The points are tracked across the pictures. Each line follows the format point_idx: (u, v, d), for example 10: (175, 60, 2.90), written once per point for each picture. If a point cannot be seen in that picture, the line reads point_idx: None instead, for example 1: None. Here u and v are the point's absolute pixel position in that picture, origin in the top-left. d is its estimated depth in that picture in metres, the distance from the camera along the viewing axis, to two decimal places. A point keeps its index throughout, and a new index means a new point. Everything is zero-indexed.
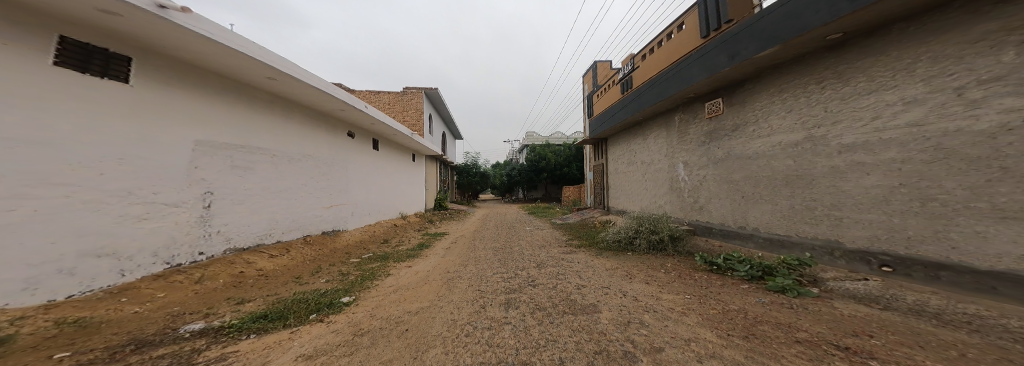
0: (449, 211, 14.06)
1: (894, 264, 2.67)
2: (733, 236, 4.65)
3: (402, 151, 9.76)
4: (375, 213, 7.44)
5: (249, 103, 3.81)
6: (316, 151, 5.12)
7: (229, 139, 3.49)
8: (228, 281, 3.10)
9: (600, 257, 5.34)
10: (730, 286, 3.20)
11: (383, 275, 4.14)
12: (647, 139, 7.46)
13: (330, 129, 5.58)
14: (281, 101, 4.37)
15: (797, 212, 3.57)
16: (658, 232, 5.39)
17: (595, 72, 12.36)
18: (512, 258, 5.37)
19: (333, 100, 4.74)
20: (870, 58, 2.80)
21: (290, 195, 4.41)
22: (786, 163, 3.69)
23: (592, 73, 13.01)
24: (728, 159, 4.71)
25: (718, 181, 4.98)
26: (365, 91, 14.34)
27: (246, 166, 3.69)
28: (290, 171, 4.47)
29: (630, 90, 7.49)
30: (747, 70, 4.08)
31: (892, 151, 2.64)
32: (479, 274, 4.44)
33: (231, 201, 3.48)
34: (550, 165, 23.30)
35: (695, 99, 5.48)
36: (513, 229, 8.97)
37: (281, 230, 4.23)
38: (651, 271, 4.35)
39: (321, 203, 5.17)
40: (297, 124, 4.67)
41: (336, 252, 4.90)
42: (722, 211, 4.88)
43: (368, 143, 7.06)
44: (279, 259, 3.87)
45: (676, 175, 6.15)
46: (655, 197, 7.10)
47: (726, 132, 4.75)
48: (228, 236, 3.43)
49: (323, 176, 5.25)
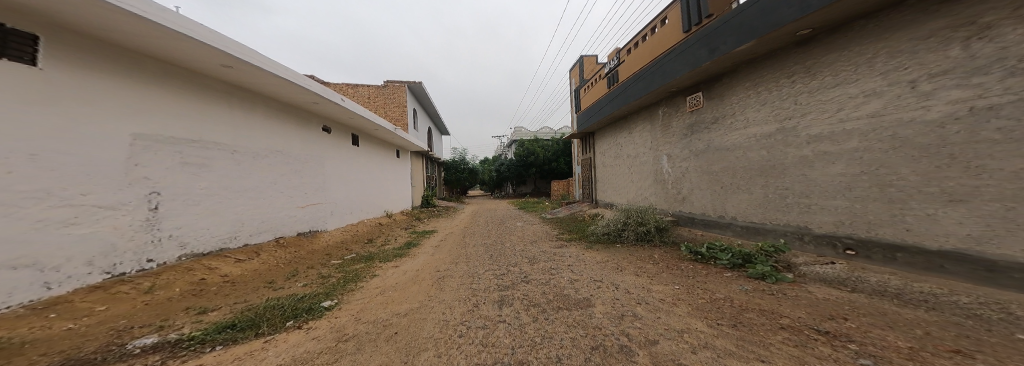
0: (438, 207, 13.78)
1: (857, 247, 2.88)
2: (714, 226, 4.89)
3: (385, 147, 9.38)
4: (358, 212, 7.08)
5: (201, 92, 3.43)
6: (287, 147, 4.74)
7: (177, 133, 3.12)
8: (188, 289, 2.76)
9: (592, 250, 5.42)
10: (716, 274, 3.34)
11: (369, 276, 3.90)
12: (632, 133, 7.68)
13: (302, 122, 5.20)
14: (241, 92, 3.98)
15: (771, 201, 3.80)
16: (645, 224, 5.56)
17: (582, 67, 12.55)
18: (504, 254, 5.30)
19: (303, 91, 4.39)
20: (835, 53, 3.02)
21: (257, 194, 4.04)
22: (761, 153, 3.91)
23: (578, 68, 13.16)
24: (709, 151, 4.94)
25: (699, 173, 5.20)
26: (342, 84, 13.63)
27: (200, 162, 3.32)
28: (256, 168, 4.09)
29: (615, 85, 7.67)
30: (725, 64, 4.29)
31: (854, 141, 2.85)
32: (472, 272, 4.32)
33: (183, 201, 3.11)
34: (538, 160, 23.45)
35: (677, 93, 5.71)
36: (503, 225, 8.90)
37: (249, 232, 3.87)
38: (641, 262, 4.46)
39: (295, 202, 4.80)
40: (261, 116, 4.28)
41: (315, 254, 4.56)
42: (704, 201, 5.11)
43: (346, 138, 6.67)
44: (248, 264, 3.53)
45: (661, 167, 6.38)
46: (640, 190, 7.33)
47: (706, 124, 4.99)
48: (183, 241, 3.07)
49: (296, 173, 4.87)
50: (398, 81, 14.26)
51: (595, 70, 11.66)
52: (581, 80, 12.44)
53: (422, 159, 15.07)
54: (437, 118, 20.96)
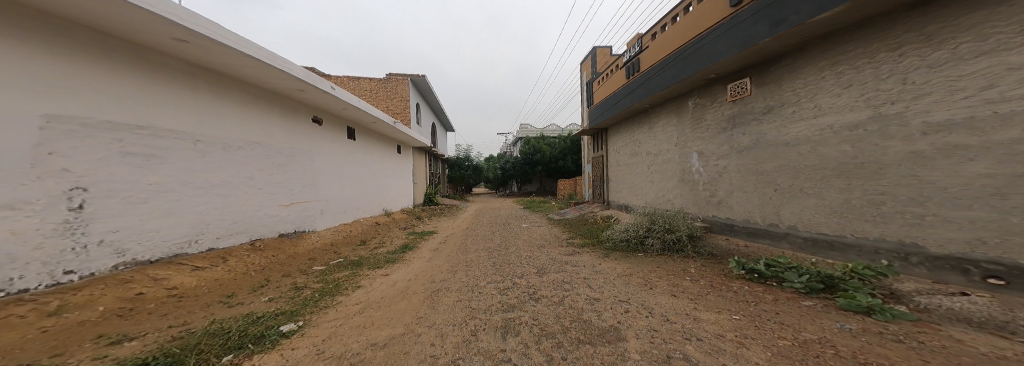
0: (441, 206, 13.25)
1: (1009, 276, 2.08)
2: (763, 235, 4.08)
3: (385, 142, 8.84)
4: (352, 211, 6.53)
5: (155, 69, 2.84)
6: (268, 138, 4.18)
7: (119, 117, 2.53)
8: (113, 310, 2.19)
9: (608, 260, 4.67)
10: (787, 301, 2.53)
11: (350, 288, 3.29)
12: (653, 128, 6.85)
13: (287, 111, 4.63)
14: (208, 73, 3.39)
15: (854, 208, 2.99)
16: (675, 231, 4.78)
17: (596, 58, 11.63)
18: (508, 261, 4.62)
19: (285, 77, 3.82)
20: (984, 9, 2.17)
21: (225, 191, 3.47)
22: (841, 149, 3.08)
23: (591, 59, 12.23)
24: (759, 147, 4.10)
25: (742, 173, 4.39)
26: (343, 76, 13.08)
27: (150, 151, 2.74)
28: (227, 161, 3.53)
29: (636, 75, 6.81)
30: (789, 42, 3.44)
31: (1014, 130, 2.03)
32: (470, 283, 3.68)
33: (124, 200, 2.54)
34: (546, 158, 22.77)
35: (714, 81, 4.89)
36: (510, 226, 8.23)
37: (213, 236, 3.31)
38: (676, 281, 3.71)
39: (278, 200, 4.26)
40: (234, 104, 3.70)
41: (296, 258, 4.00)
42: (749, 206, 4.31)
43: (339, 131, 6.11)
44: (207, 273, 2.98)
45: (688, 165, 5.55)
46: (663, 190, 6.51)
47: (755, 115, 4.14)
48: (121, 247, 2.50)
49: (279, 167, 4.31)
50: (401, 73, 13.66)
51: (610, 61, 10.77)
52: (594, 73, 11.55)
53: (426, 155, 14.50)
54: (442, 113, 20.39)
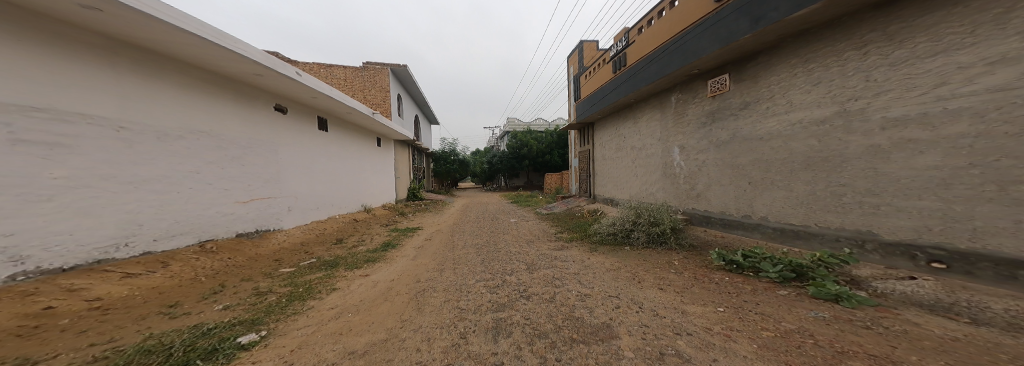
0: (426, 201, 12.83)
1: (949, 260, 2.30)
2: (737, 227, 4.31)
3: (363, 134, 8.32)
4: (326, 207, 6.05)
5: (66, 40, 2.34)
6: (219, 127, 3.68)
7: (9, 97, 2.03)
8: (10, 329, 1.75)
9: (597, 254, 4.69)
10: (764, 292, 2.65)
11: (324, 291, 2.97)
12: (637, 123, 7.02)
13: (245, 96, 4.12)
14: (138, 50, 2.88)
15: (819, 199, 3.21)
16: (659, 224, 4.90)
17: (582, 53, 11.79)
18: (497, 258, 4.48)
19: (239, 58, 3.36)
20: (940, 12, 2.36)
21: (164, 186, 2.99)
22: (808, 143, 3.29)
23: (577, 54, 12.38)
24: (734, 142, 4.30)
25: (719, 167, 4.59)
26: (313, 63, 12.12)
27: (55, 139, 2.25)
28: (165, 152, 3.04)
29: (623, 69, 6.93)
30: (766, 39, 3.62)
31: (961, 124, 2.24)
32: (459, 282, 3.52)
33: (19, 198, 2.06)
34: (531, 153, 22.57)
35: (694, 78, 5.07)
36: (497, 221, 8.10)
37: (148, 239, 2.84)
38: (661, 274, 3.81)
39: (233, 196, 3.78)
40: (174, 87, 3.19)
41: (259, 260, 3.59)
42: (724, 199, 4.53)
43: (308, 120, 5.60)
44: (143, 280, 2.55)
45: (670, 159, 5.75)
46: (646, 184, 6.73)
47: (732, 111, 4.34)
48: (17, 253, 2.03)
49: (233, 159, 3.83)
50: (380, 62, 12.94)
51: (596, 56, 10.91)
52: (580, 68, 11.62)
53: (408, 150, 13.92)
54: (424, 106, 19.72)
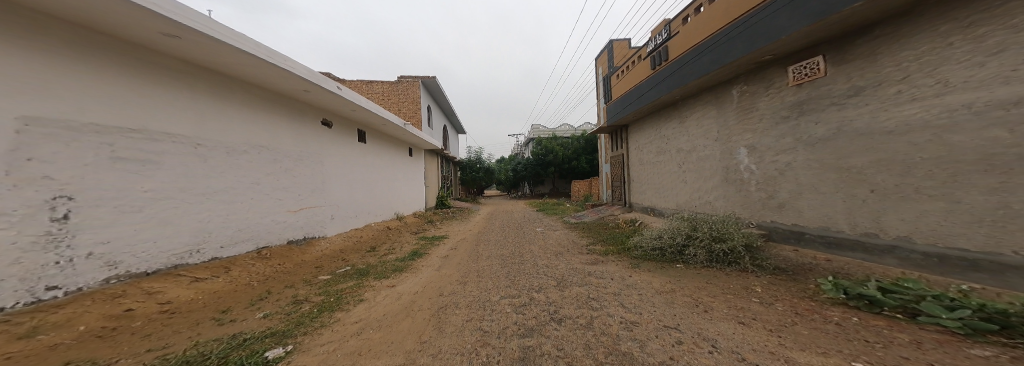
0: (453, 208, 13.18)
1: None
2: (849, 248, 3.65)
3: (396, 145, 8.85)
4: (362, 215, 6.52)
5: (149, 68, 2.69)
6: (275, 142, 4.10)
7: (109, 120, 2.37)
8: (93, 330, 1.98)
9: (641, 272, 4.60)
10: (939, 346, 1.88)
11: (350, 302, 3.21)
12: (705, 121, 6.38)
13: (294, 114, 4.56)
14: (210, 74, 3.26)
15: (1015, 216, 2.43)
16: (727, 240, 4.40)
17: (613, 52, 11.70)
18: (523, 272, 4.81)
19: (288, 76, 3.69)
20: None
21: (230, 197, 3.36)
22: (989, 134, 2.53)
23: (608, 53, 12.10)
24: (841, 137, 3.65)
25: (818, 173, 3.98)
26: (356, 80, 13.20)
27: (145, 156, 2.60)
28: (231, 166, 3.41)
29: (679, 61, 6.36)
30: (895, 4, 2.98)
31: None
32: (479, 295, 3.74)
33: (116, 209, 2.38)
34: (559, 158, 22.22)
35: (781, 64, 4.50)
36: (523, 232, 7.97)
37: (215, 245, 3.18)
38: (738, 303, 3.03)
39: (285, 205, 4.18)
40: (239, 107, 3.59)
41: (304, 266, 3.98)
42: (828, 211, 3.88)
43: (349, 133, 6.09)
44: (207, 284, 2.84)
45: (737, 163, 5.45)
46: (718, 191, 6.07)
47: (836, 99, 3.71)
48: (113, 259, 2.34)
49: (286, 171, 4.24)
50: (412, 76, 13.71)
51: (629, 54, 10.34)
52: (614, 69, 10.90)
53: (438, 158, 14.56)
54: (453, 116, 20.39)
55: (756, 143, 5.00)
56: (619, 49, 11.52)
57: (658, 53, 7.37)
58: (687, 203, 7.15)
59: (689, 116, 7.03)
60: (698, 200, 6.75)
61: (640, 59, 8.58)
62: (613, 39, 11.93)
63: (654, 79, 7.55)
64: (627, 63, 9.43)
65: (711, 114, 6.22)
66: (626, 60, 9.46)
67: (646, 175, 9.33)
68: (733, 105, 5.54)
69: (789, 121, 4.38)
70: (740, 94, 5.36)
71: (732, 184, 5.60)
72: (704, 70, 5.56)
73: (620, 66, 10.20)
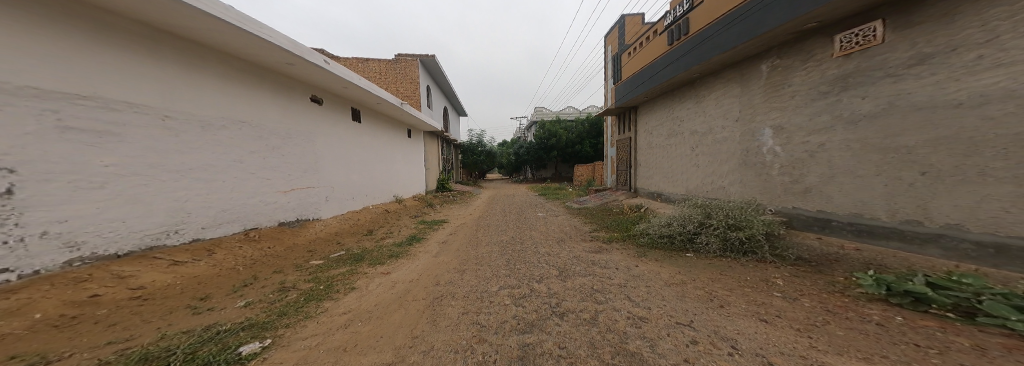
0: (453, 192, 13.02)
1: None
2: (881, 237, 3.41)
3: (394, 126, 8.57)
4: (360, 198, 6.35)
5: (102, 29, 2.40)
6: (259, 117, 3.88)
7: (49, 84, 2.10)
8: (50, 318, 1.79)
9: (647, 261, 4.40)
10: (1010, 355, 1.60)
11: (343, 289, 3.21)
12: (726, 100, 5.98)
13: (280, 89, 4.28)
14: (174, 40, 2.96)
15: None
16: (744, 228, 4.10)
17: (624, 28, 11.04)
18: (524, 260, 4.64)
19: (264, 45, 3.39)
20: None
21: (209, 175, 3.18)
22: None
23: (619, 29, 11.42)
24: (895, 112, 3.33)
25: (858, 155, 3.67)
26: (351, 58, 12.68)
27: (103, 127, 2.37)
28: (208, 142, 3.20)
29: (703, 33, 5.87)
30: None
31: None
32: (477, 286, 3.74)
33: (72, 185, 2.19)
34: (562, 142, 21.79)
35: (825, 33, 4.10)
36: (524, 217, 7.76)
37: (197, 226, 3.04)
38: (757, 297, 2.77)
39: (275, 186, 4.02)
40: (212, 78, 3.32)
41: (295, 249, 3.85)
42: (862, 197, 3.61)
43: (342, 111, 5.81)
44: (186, 268, 2.71)
45: (761, 145, 5.12)
46: (733, 176, 5.75)
47: (893, 69, 3.36)
48: (74, 240, 2.19)
49: (274, 150, 4.05)
50: (411, 54, 13.15)
51: (642, 30, 9.71)
52: (624, 46, 10.29)
53: (438, 141, 14.24)
54: (453, 97, 19.79)
55: (785, 123, 4.65)
56: (629, 25, 10.82)
57: (676, 26, 6.83)
58: (698, 189, 6.84)
59: (706, 95, 6.60)
60: (710, 185, 6.44)
61: (653, 35, 8.00)
62: (624, 15, 11.22)
63: (670, 56, 7.05)
64: (639, 39, 8.84)
65: (732, 93, 5.81)
66: (640, 36, 8.85)
67: (654, 159, 8.95)
68: (761, 82, 5.14)
69: (828, 97, 4.01)
70: (770, 68, 4.95)
71: (752, 168, 5.30)
72: (731, 43, 5.11)
73: (631, 44, 9.60)
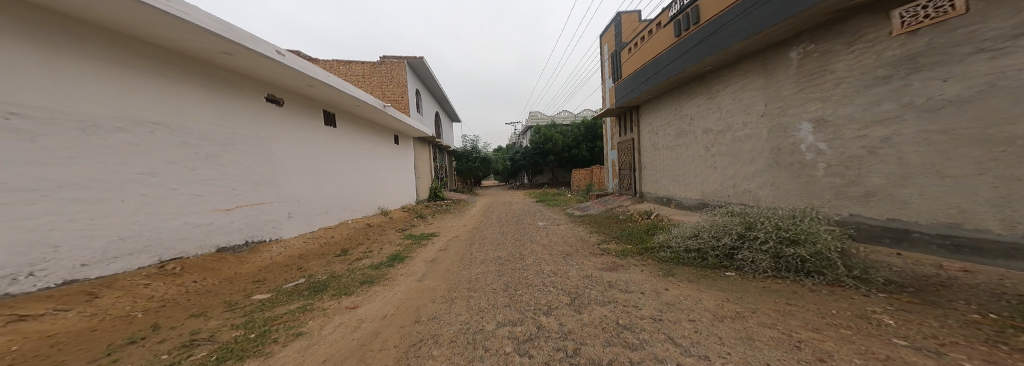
0: (446, 200, 12.25)
1: None
2: (994, 255, 2.56)
3: (378, 130, 7.89)
4: (331, 213, 5.68)
5: None
6: (181, 117, 3.28)
7: None
8: None
9: (678, 283, 3.56)
10: None
11: (283, 339, 2.38)
12: (747, 93, 5.19)
13: (212, 85, 3.67)
14: (34, 12, 2.21)
15: None
16: (807, 242, 3.21)
17: (621, 24, 10.40)
18: (526, 283, 3.82)
19: (186, 28, 2.80)
20: None
21: (91, 195, 2.45)
22: None
23: (616, 26, 10.77)
24: (997, 95, 2.52)
25: (946, 148, 2.83)
26: (332, 61, 11.96)
27: None
28: (97, 150, 2.53)
29: (717, 18, 5.13)
30: None
31: None
32: (463, 322, 2.93)
33: None
34: (557, 147, 21.14)
35: (871, 9, 3.34)
36: (523, 228, 6.93)
37: (72, 264, 2.29)
38: (870, 347, 1.90)
39: (210, 203, 3.47)
40: (105, 66, 2.63)
41: (231, 283, 3.12)
42: (956, 201, 2.77)
43: (302, 113, 5.20)
44: (50, 318, 1.98)
45: (797, 141, 4.29)
46: (763, 177, 4.92)
47: (986, 42, 2.58)
48: None
49: (205, 158, 3.49)
50: (397, 56, 12.47)
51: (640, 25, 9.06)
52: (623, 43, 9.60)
53: (430, 147, 13.55)
54: (445, 102, 19.16)
55: (828, 114, 3.82)
56: (626, 22, 10.17)
57: (682, 16, 6.12)
58: (718, 194, 6.00)
59: (722, 89, 5.81)
60: (734, 188, 5.61)
61: (655, 28, 7.30)
62: (620, 11, 10.59)
63: (678, 49, 6.27)
64: (638, 36, 8.16)
65: (754, 85, 5.04)
66: (640, 31, 8.18)
67: (661, 162, 8.16)
68: (790, 71, 4.34)
69: (890, 81, 3.18)
70: (802, 55, 4.15)
71: (787, 168, 4.47)
72: (756, 27, 4.33)
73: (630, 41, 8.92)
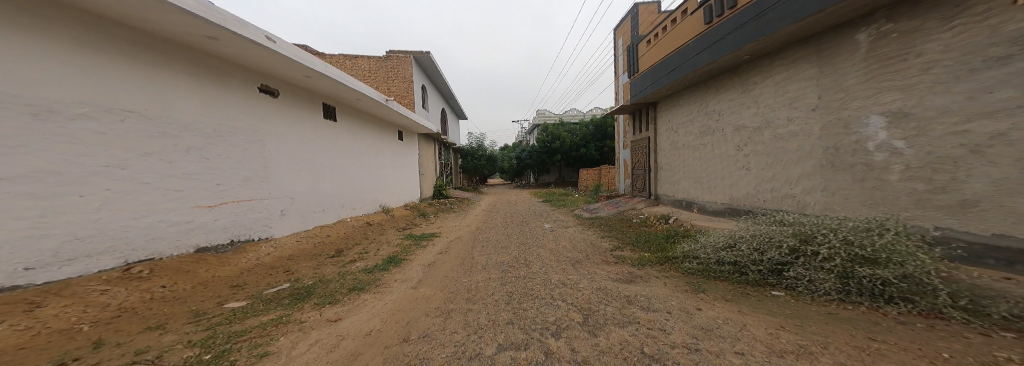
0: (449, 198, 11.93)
1: None
2: None
3: (381, 126, 7.62)
4: (329, 210, 5.41)
5: None
6: (161, 106, 3.02)
7: None
8: None
9: (715, 301, 3.00)
10: None
11: (243, 362, 1.98)
12: (795, 84, 4.48)
13: (196, 70, 3.39)
14: None
15: None
16: (885, 263, 2.56)
17: (637, 16, 9.70)
18: (530, 295, 3.35)
19: (165, 8, 2.47)
20: None
21: (41, 189, 2.18)
22: None
23: (631, 18, 10.09)
24: None
25: None
26: (338, 56, 11.77)
27: None
28: (54, 139, 2.25)
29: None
30: None
31: None
32: (455, 342, 2.50)
33: None
34: (564, 147, 20.55)
35: None
36: (526, 230, 6.45)
37: (13, 268, 2.03)
38: None
39: (189, 200, 3.22)
40: (69, 45, 2.34)
41: (203, 290, 2.82)
42: None
43: (299, 104, 4.93)
44: None
45: (863, 139, 3.58)
46: (813, 180, 4.22)
47: None
48: None
49: (188, 151, 3.24)
50: (402, 52, 12.23)
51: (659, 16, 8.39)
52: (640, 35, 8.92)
53: (435, 144, 13.26)
54: (452, 99, 18.90)
55: (910, 106, 3.12)
56: (643, 14, 9.50)
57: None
58: (752, 198, 5.30)
59: (762, 81, 5.10)
60: (772, 192, 4.91)
61: (680, 15, 6.62)
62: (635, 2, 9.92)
63: (709, 37, 5.57)
64: (659, 25, 7.48)
65: (804, 74, 4.33)
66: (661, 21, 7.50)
67: (681, 162, 7.46)
68: (857, 57, 3.63)
69: (1010, 62, 2.48)
70: (874, 36, 3.44)
71: (847, 170, 3.76)
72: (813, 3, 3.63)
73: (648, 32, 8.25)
